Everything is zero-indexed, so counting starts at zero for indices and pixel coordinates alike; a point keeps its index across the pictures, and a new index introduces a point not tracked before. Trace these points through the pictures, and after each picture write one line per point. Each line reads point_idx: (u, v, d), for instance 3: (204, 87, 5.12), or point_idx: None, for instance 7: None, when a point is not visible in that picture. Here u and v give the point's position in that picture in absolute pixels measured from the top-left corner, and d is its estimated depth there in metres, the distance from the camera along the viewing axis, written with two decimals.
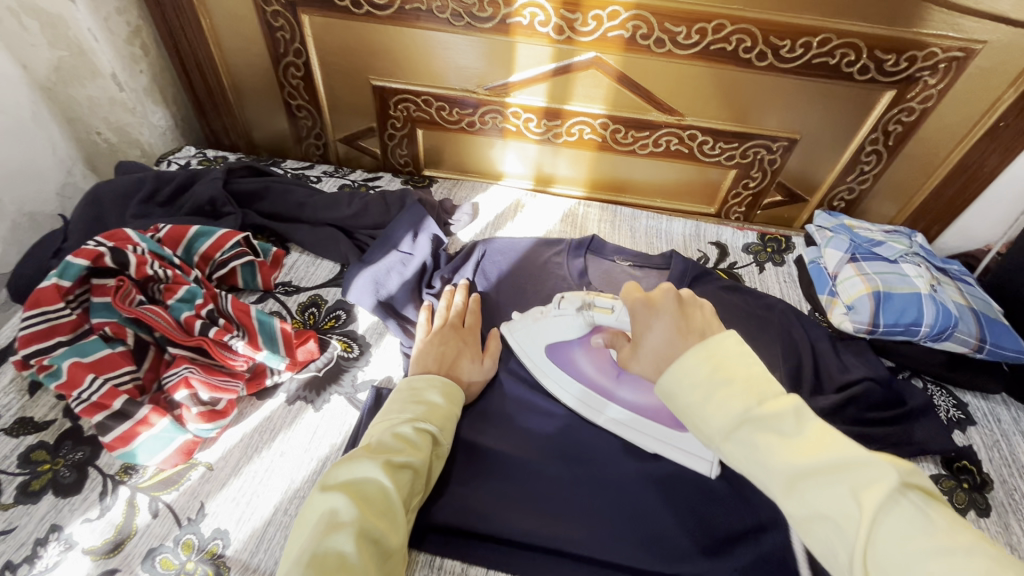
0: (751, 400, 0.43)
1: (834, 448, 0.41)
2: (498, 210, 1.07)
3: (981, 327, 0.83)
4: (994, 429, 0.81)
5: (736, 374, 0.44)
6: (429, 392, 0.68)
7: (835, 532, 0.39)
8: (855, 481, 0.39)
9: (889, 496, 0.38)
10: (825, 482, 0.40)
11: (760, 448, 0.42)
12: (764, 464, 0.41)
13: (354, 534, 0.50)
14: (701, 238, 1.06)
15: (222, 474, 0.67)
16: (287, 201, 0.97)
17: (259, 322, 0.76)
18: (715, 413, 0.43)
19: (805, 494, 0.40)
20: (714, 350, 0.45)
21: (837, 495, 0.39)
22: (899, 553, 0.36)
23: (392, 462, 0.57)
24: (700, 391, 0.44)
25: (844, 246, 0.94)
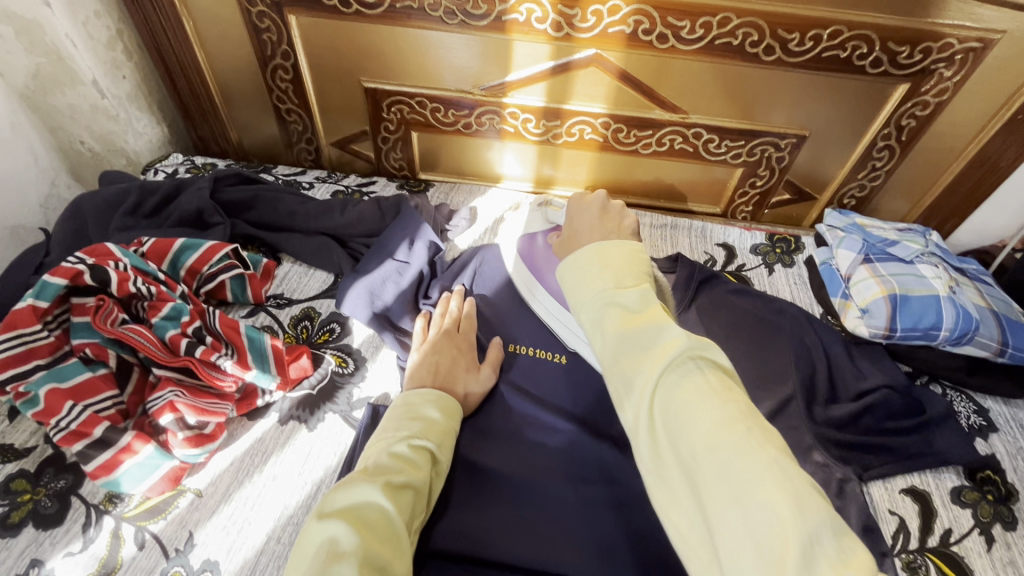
0: (610, 282, 0.50)
1: (657, 320, 0.46)
2: (497, 214, 1.04)
3: (1002, 330, 0.79)
4: (1016, 436, 0.77)
5: (613, 266, 0.51)
6: (426, 409, 0.65)
7: (628, 390, 0.44)
8: (657, 348, 0.44)
9: (676, 360, 0.43)
10: (637, 348, 0.45)
11: (603, 319, 0.48)
12: (602, 331, 0.48)
13: (357, 564, 0.45)
14: (708, 240, 1.02)
15: (211, 501, 0.64)
16: (277, 209, 0.93)
17: (249, 339, 0.73)
18: (588, 290, 0.51)
19: (620, 358, 0.46)
20: (599, 253, 0.53)
21: (640, 360, 0.44)
22: (673, 404, 0.41)
23: (391, 484, 0.54)
24: (589, 283, 0.51)
25: (857, 247, 0.90)
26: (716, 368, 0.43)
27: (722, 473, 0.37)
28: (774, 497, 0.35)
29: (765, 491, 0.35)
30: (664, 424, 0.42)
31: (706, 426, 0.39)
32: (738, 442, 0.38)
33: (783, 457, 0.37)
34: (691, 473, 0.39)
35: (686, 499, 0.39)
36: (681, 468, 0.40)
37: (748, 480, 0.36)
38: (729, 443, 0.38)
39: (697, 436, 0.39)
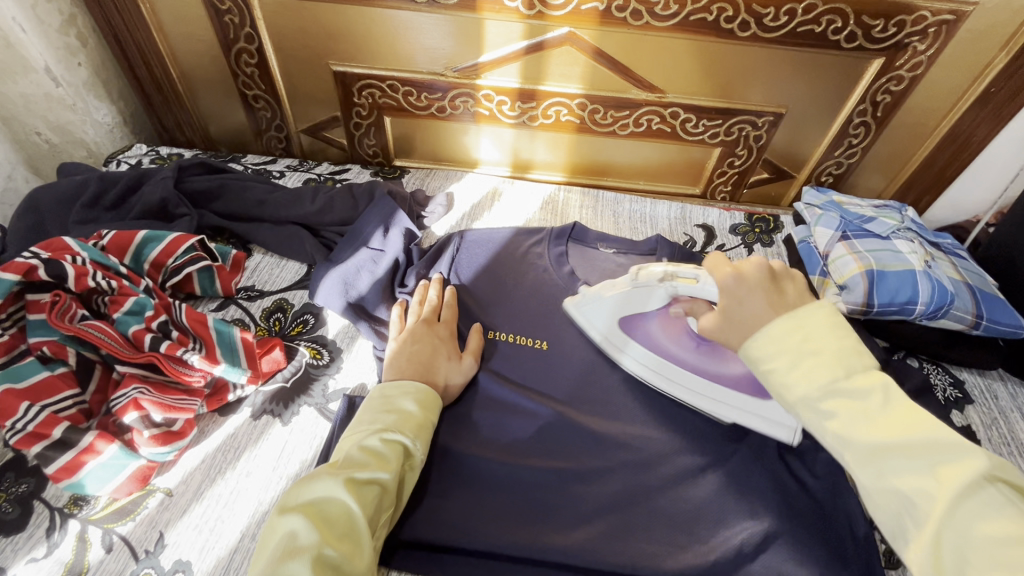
0: (840, 370, 0.39)
1: (928, 428, 0.38)
2: (474, 199, 1.02)
3: (977, 302, 0.79)
4: (991, 407, 0.79)
5: (823, 347, 0.40)
6: (403, 401, 0.64)
7: (905, 512, 0.37)
8: (939, 461, 0.37)
9: (973, 481, 0.36)
10: (910, 459, 0.37)
11: (841, 420, 0.39)
12: (851, 435, 0.38)
13: (310, 561, 0.46)
14: (687, 222, 1.01)
15: (182, 499, 0.62)
16: (246, 198, 0.90)
17: (217, 332, 0.71)
18: (800, 381, 0.40)
19: (884, 468, 0.38)
20: (796, 323, 0.42)
21: (918, 476, 0.37)
22: (976, 537, 0.34)
23: (355, 479, 0.53)
24: (799, 365, 0.40)
25: (835, 224, 0.90)
26: (1012, 488, 0.36)
27: None
28: None
29: None
30: (965, 551, 0.35)
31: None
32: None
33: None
34: None
35: None
36: None
37: None
38: None
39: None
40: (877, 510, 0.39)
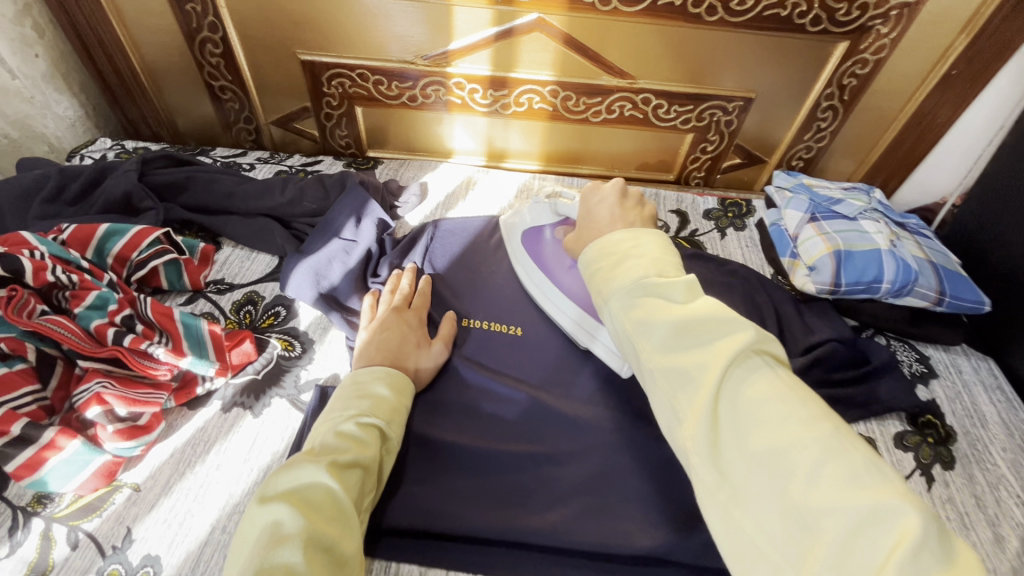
0: (650, 270, 0.48)
1: (708, 311, 0.45)
2: (447, 189, 1.01)
3: (940, 280, 0.81)
4: (955, 381, 0.81)
5: (653, 264, 0.48)
6: (377, 386, 0.63)
7: (681, 386, 0.42)
8: (718, 339, 0.43)
9: (741, 353, 0.41)
10: (693, 339, 0.43)
11: (645, 310, 0.46)
12: (648, 320, 0.45)
13: (302, 545, 0.43)
14: (662, 207, 1.02)
15: (151, 495, 0.61)
16: (213, 191, 0.89)
17: (184, 325, 0.69)
18: (622, 277, 0.49)
19: (673, 347, 0.44)
20: (637, 238, 0.52)
21: (696, 358, 0.42)
22: (742, 402, 0.40)
23: (338, 463, 0.51)
24: (628, 270, 0.49)
25: (804, 206, 0.91)
26: (775, 361, 0.43)
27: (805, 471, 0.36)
28: (882, 498, 0.33)
29: (867, 493, 0.34)
30: (730, 414, 0.40)
31: (786, 424, 0.38)
32: (826, 441, 0.37)
33: (875, 459, 0.36)
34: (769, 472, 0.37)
35: (759, 499, 0.37)
36: (762, 471, 0.38)
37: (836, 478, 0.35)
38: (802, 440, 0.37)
39: (778, 435, 0.38)
40: (660, 396, 0.44)
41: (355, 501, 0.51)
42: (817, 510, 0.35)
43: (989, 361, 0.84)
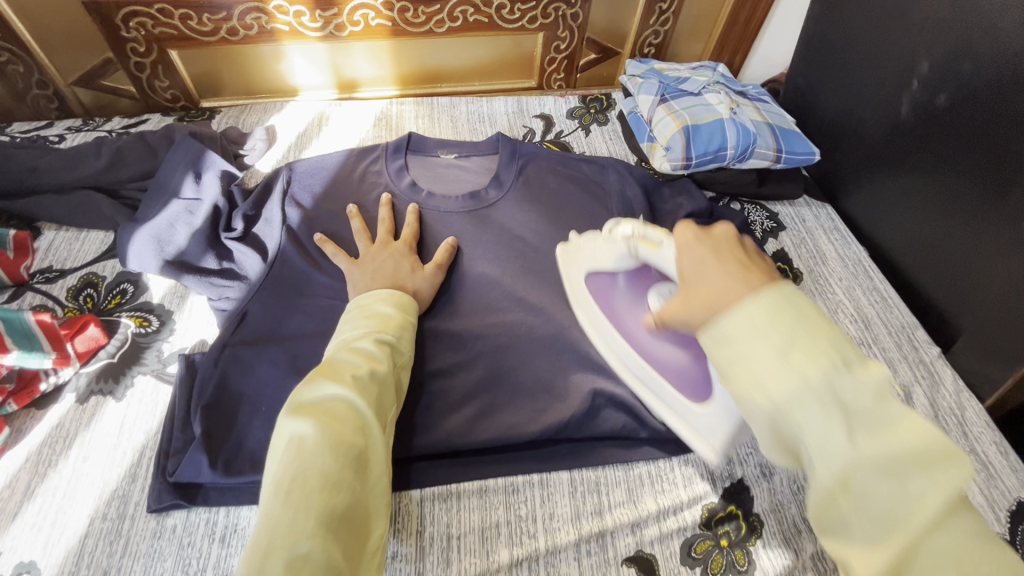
0: (832, 367, 0.35)
1: (915, 429, 0.34)
2: (298, 129, 0.94)
3: (776, 138, 0.88)
4: (800, 230, 0.89)
5: (778, 332, 0.36)
6: (402, 305, 0.63)
7: (871, 525, 0.34)
8: (933, 473, 0.33)
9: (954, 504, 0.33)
10: (902, 467, 0.33)
11: (822, 410, 0.34)
12: (836, 443, 0.34)
13: (330, 455, 0.46)
14: (526, 114, 1.01)
15: (10, 504, 0.56)
16: (10, 169, 0.77)
17: (3, 320, 0.61)
18: (785, 370, 0.35)
19: (896, 489, 0.33)
20: (756, 306, 0.38)
21: (901, 497, 0.33)
22: (937, 564, 0.33)
23: (357, 378, 0.51)
24: (746, 339, 0.37)
25: (654, 90, 0.93)
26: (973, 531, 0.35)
27: None
28: None
29: None
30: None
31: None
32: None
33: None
34: None
35: None
36: None
37: None
38: None
39: None
40: (834, 517, 0.35)
41: (378, 410, 0.52)
42: None
43: (827, 207, 0.93)
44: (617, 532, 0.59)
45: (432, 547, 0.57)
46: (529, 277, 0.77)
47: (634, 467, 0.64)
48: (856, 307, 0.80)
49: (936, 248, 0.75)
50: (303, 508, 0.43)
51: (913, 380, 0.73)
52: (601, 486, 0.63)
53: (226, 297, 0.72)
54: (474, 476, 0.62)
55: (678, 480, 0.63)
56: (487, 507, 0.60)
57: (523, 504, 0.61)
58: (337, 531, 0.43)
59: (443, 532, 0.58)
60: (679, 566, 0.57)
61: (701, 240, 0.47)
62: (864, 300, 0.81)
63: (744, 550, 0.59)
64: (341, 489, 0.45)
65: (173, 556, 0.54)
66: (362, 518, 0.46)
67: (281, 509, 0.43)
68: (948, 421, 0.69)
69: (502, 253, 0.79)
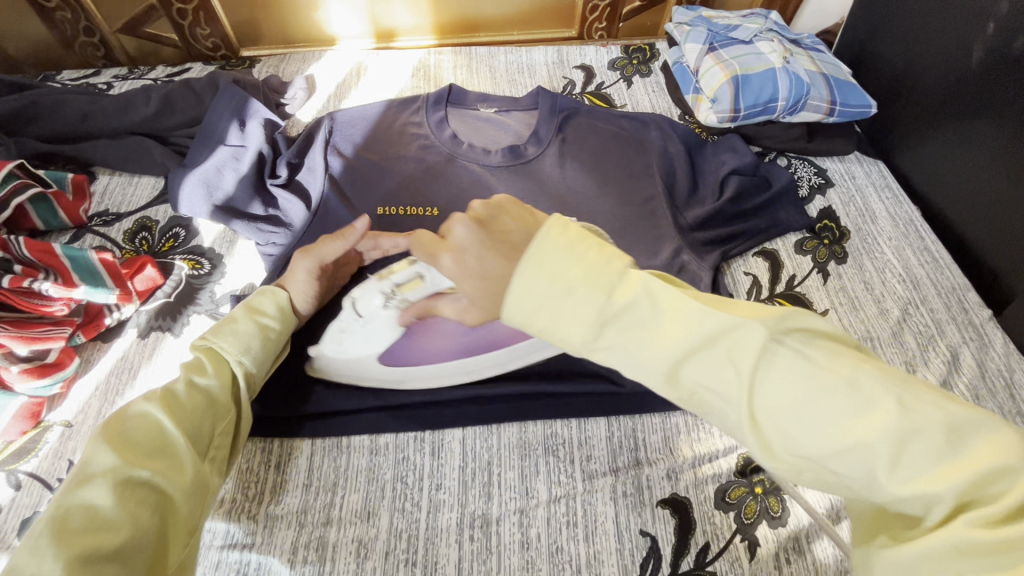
0: (600, 296, 0.38)
1: (691, 315, 0.37)
2: (338, 79, 0.94)
3: (831, 89, 0.84)
4: (849, 187, 0.86)
5: (572, 278, 0.38)
6: (257, 307, 0.58)
7: (720, 405, 0.38)
8: (728, 340, 0.37)
9: (756, 351, 0.36)
10: (709, 355, 0.37)
11: (624, 343, 0.39)
12: (642, 366, 0.39)
13: (109, 485, 0.42)
14: (566, 65, 0.98)
15: (85, 427, 0.60)
16: (66, 115, 0.79)
17: (70, 258, 0.66)
18: (573, 327, 0.38)
19: (726, 376, 0.37)
20: (541, 258, 0.38)
21: (716, 362, 0.37)
22: (776, 391, 0.36)
23: (168, 397, 0.49)
24: (540, 311, 0.38)
25: (702, 38, 0.89)
26: (805, 334, 0.38)
27: (813, 434, 0.35)
28: (870, 438, 0.34)
29: (861, 436, 0.34)
30: (773, 418, 0.36)
31: (793, 400, 0.36)
32: (850, 379, 0.35)
33: (950, 405, 0.34)
34: (821, 466, 0.35)
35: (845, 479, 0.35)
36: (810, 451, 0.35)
37: (840, 423, 0.35)
38: (831, 413, 0.35)
39: (828, 420, 0.35)
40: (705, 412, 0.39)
41: (192, 429, 0.49)
42: (855, 464, 0.34)
43: (879, 164, 0.89)
44: (653, 475, 0.60)
45: (473, 481, 0.60)
46: None
47: (671, 415, 0.65)
48: (905, 267, 0.78)
49: (1010, 207, 0.70)
50: (54, 546, 0.38)
51: (961, 341, 0.71)
52: (638, 432, 0.64)
53: (272, 242, 0.73)
54: (515, 419, 0.63)
55: (715, 430, 0.64)
56: (526, 447, 0.62)
57: (561, 446, 0.62)
58: (104, 571, 0.38)
59: (484, 468, 0.60)
60: (713, 510, 0.59)
61: (458, 263, 0.45)
62: (914, 260, 0.79)
63: (778, 497, 0.60)
64: (115, 526, 0.41)
65: (233, 480, 0.59)
66: (148, 550, 0.41)
67: (28, 554, 0.38)
68: (995, 382, 0.68)
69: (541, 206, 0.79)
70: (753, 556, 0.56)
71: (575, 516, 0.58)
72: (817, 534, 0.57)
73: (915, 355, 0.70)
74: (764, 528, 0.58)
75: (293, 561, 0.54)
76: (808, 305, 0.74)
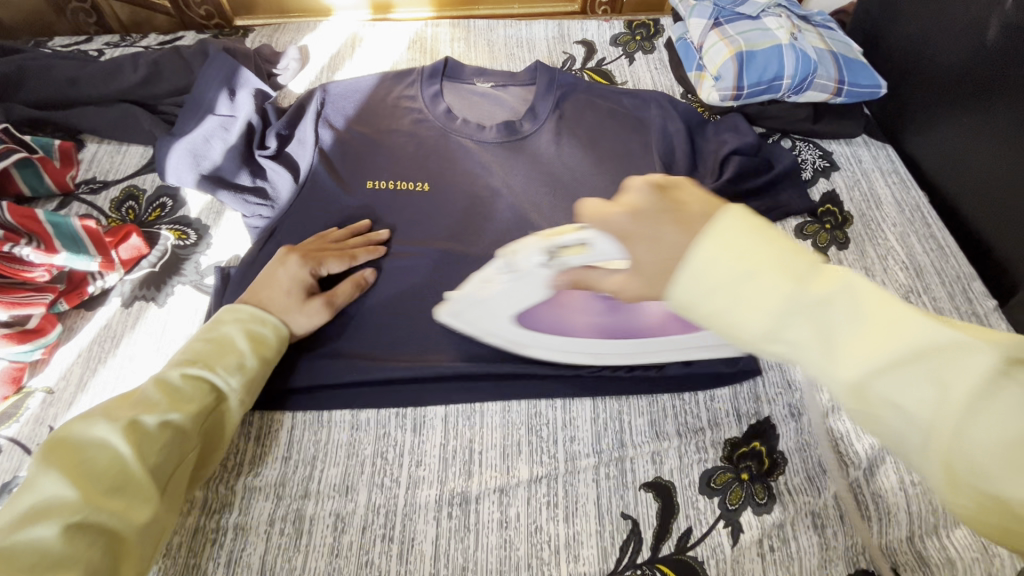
0: (789, 283, 0.35)
1: (881, 314, 0.34)
2: (332, 50, 0.92)
3: (840, 68, 0.81)
4: (855, 171, 0.83)
5: (762, 261, 0.35)
6: (256, 333, 0.58)
7: (897, 421, 0.34)
8: (935, 350, 0.33)
9: (967, 362, 0.32)
10: (908, 367, 0.33)
11: (803, 340, 0.36)
12: (824, 368, 0.36)
13: (60, 523, 0.43)
14: (567, 39, 0.95)
15: (66, 394, 0.60)
16: (54, 81, 0.78)
17: (53, 225, 0.65)
18: (749, 319, 0.35)
19: (927, 391, 0.33)
20: (726, 241, 0.35)
21: (914, 380, 0.33)
22: (968, 414, 0.32)
23: (135, 424, 0.48)
24: (718, 293, 0.35)
25: (708, 13, 0.86)
26: None
27: (975, 455, 0.32)
28: None
29: None
30: (959, 449, 0.32)
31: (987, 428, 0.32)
32: None
33: None
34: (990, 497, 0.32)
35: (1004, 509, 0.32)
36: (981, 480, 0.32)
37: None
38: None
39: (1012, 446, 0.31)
40: (875, 424, 0.36)
41: (160, 461, 0.48)
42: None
43: (887, 148, 0.86)
44: (637, 459, 0.59)
45: (454, 459, 0.59)
46: (561, 209, 0.75)
47: (659, 399, 0.64)
48: (908, 254, 0.76)
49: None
50: None
51: None
52: (625, 414, 0.62)
53: (259, 215, 0.72)
54: (499, 399, 0.62)
55: (703, 414, 0.63)
56: (510, 427, 0.61)
57: (545, 427, 0.61)
58: None
59: (466, 447, 0.60)
60: (698, 495, 0.58)
61: (632, 223, 0.38)
62: (918, 248, 0.76)
63: (765, 484, 0.58)
64: (56, 568, 0.41)
65: None
66: None
67: None
68: None
69: (535, 184, 0.77)
70: (735, 543, 0.55)
71: (557, 497, 0.57)
72: (802, 523, 0.56)
73: None
74: (748, 515, 0.56)
75: (269, 533, 0.54)
76: None
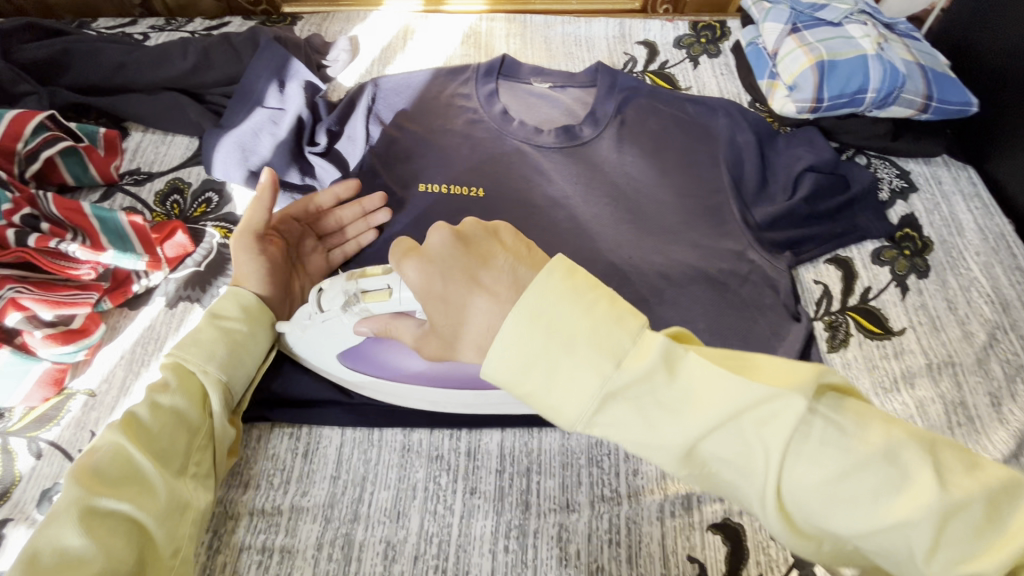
0: (607, 363, 0.34)
1: (708, 389, 0.33)
2: (383, 42, 0.88)
3: (928, 83, 0.76)
4: (935, 193, 0.78)
5: (576, 334, 0.34)
6: (219, 312, 0.55)
7: (737, 482, 0.33)
8: (755, 419, 0.32)
9: (796, 426, 0.31)
10: (734, 431, 0.33)
11: (636, 417, 0.34)
12: (655, 442, 0.34)
13: (74, 519, 0.41)
14: (628, 39, 0.90)
15: (108, 398, 0.58)
16: (102, 66, 0.75)
17: (100, 219, 0.63)
18: (569, 399, 0.34)
19: (743, 448, 0.33)
20: (539, 308, 0.34)
21: (739, 439, 0.33)
22: (822, 470, 0.31)
23: (129, 418, 0.47)
24: (532, 365, 0.34)
25: (784, 17, 0.81)
26: (835, 399, 0.33)
27: (852, 515, 0.31)
28: (910, 516, 0.30)
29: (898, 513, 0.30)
30: (804, 507, 0.32)
31: (857, 489, 0.31)
32: (888, 453, 0.31)
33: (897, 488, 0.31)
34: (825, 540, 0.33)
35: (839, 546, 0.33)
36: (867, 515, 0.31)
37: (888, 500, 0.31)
38: (865, 491, 0.31)
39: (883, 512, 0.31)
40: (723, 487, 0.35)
41: (164, 447, 0.47)
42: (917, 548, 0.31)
43: (969, 169, 0.80)
44: (704, 497, 0.56)
45: (510, 487, 0.56)
46: (622, 222, 0.71)
47: None
48: (994, 286, 0.71)
49: None
50: None
51: None
52: None
53: None
54: (557, 425, 0.59)
55: None
56: (568, 455, 0.58)
57: (606, 457, 0.58)
58: None
59: (523, 475, 0.56)
60: (770, 540, 0.54)
61: (420, 277, 0.40)
62: (1005, 280, 0.71)
63: None
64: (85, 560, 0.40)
65: (260, 465, 0.57)
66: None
67: None
68: None
69: (595, 194, 0.73)
70: None
71: (619, 534, 0.53)
72: None
73: (1002, 386, 0.63)
74: None
75: (317, 557, 0.51)
76: (885, 321, 0.68)
